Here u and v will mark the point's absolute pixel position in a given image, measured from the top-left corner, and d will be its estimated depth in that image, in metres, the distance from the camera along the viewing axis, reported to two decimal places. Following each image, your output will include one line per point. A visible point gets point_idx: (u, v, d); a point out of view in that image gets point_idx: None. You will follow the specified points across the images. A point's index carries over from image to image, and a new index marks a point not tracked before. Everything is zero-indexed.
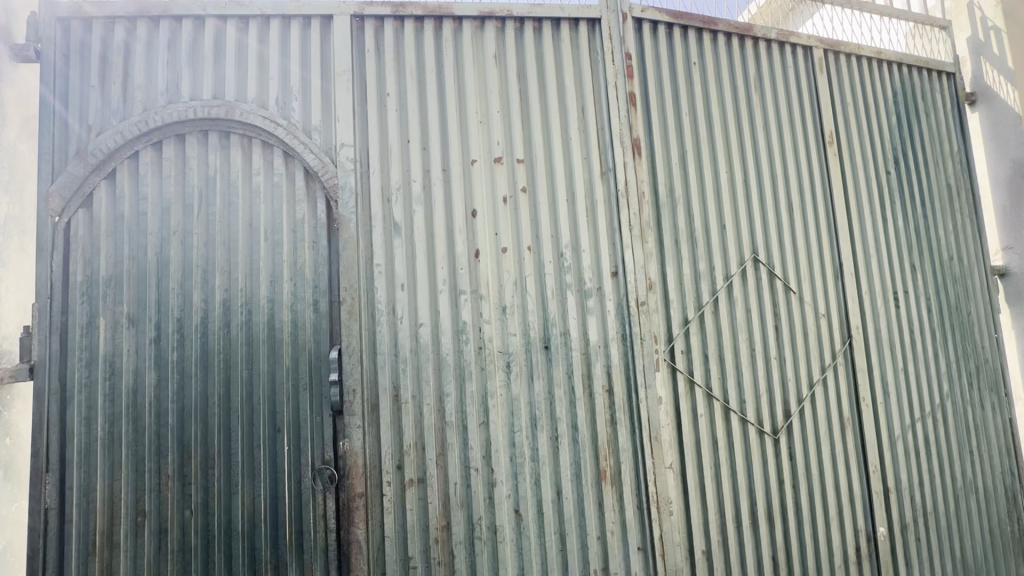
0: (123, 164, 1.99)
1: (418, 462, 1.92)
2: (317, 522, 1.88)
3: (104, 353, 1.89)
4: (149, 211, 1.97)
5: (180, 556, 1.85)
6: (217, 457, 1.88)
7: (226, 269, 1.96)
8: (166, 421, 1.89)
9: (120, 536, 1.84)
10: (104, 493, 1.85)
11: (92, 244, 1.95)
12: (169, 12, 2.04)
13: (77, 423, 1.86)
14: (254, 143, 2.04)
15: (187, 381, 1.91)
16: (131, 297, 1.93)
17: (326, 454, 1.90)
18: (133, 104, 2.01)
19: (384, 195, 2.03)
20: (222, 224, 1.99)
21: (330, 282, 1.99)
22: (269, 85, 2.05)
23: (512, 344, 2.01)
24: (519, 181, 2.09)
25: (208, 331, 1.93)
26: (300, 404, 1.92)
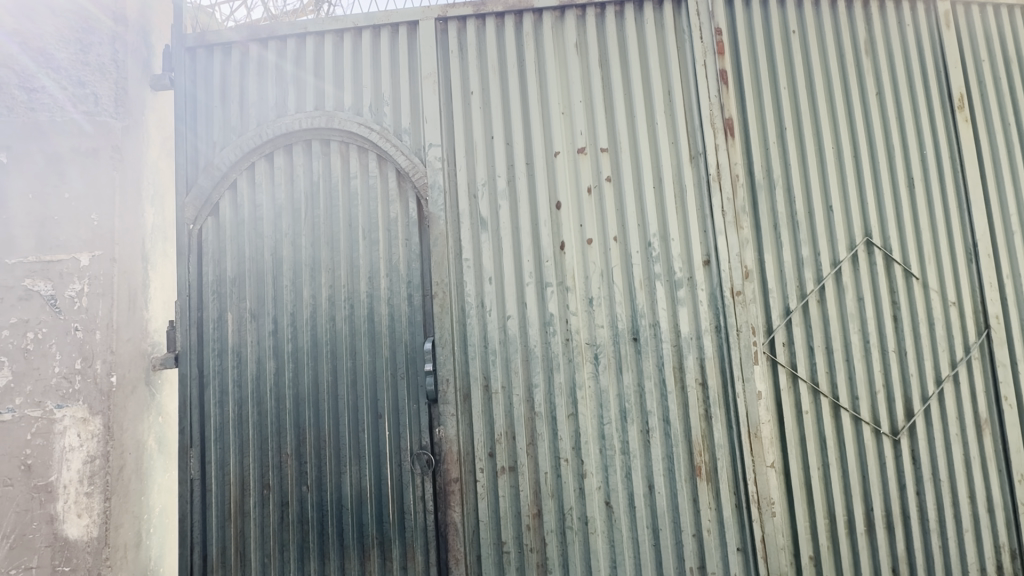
0: (242, 174, 2.22)
1: (509, 450, 1.97)
2: (417, 504, 2.00)
3: (232, 343, 2.14)
4: (264, 216, 2.19)
5: (299, 527, 2.05)
6: (328, 438, 2.06)
7: (330, 267, 2.13)
8: (284, 405, 2.09)
9: (250, 506, 2.07)
10: (236, 468, 2.09)
11: (219, 248, 2.20)
12: (276, 34, 2.23)
13: (214, 405, 2.12)
14: (351, 149, 2.18)
15: (301, 370, 2.10)
16: (252, 295, 2.16)
17: (423, 440, 2.01)
18: (248, 120, 2.23)
19: (470, 192, 2.10)
20: (326, 225, 2.15)
21: (422, 277, 2.08)
22: (363, 92, 2.18)
23: (600, 336, 1.99)
24: (603, 170, 2.06)
25: (316, 324, 2.11)
26: (399, 392, 2.04)
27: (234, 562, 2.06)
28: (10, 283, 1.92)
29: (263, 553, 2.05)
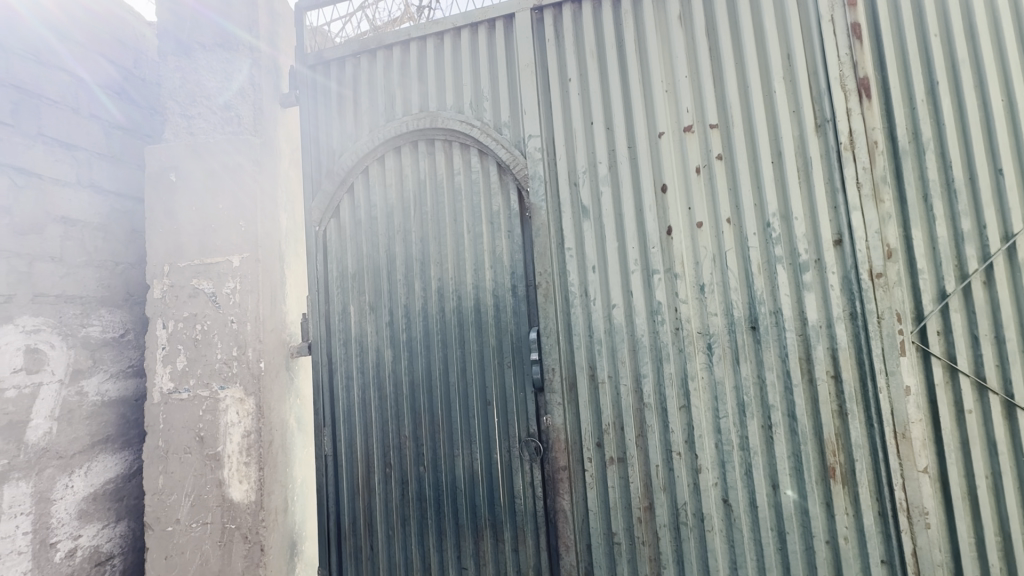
0: (358, 178, 2.41)
1: (618, 441, 1.94)
2: (526, 489, 2.05)
3: (355, 334, 2.34)
4: (378, 215, 2.35)
5: (418, 503, 2.19)
6: (441, 423, 2.18)
7: (439, 261, 2.24)
8: (402, 390, 2.24)
9: (375, 482, 2.26)
10: (362, 446, 2.29)
11: (341, 246, 2.41)
12: (383, 43, 2.38)
13: (342, 388, 2.33)
14: (454, 146, 2.26)
15: (415, 358, 2.23)
16: (371, 289, 2.33)
17: (530, 427, 2.05)
18: (362, 127, 2.41)
19: (571, 180, 2.08)
20: (433, 221, 2.26)
21: (525, 268, 2.12)
22: (464, 91, 2.25)
23: (713, 325, 1.88)
24: (713, 147, 1.93)
25: (427, 314, 2.23)
26: (506, 380, 2.10)
27: (363, 532, 2.26)
28: (182, 283, 2.27)
29: (387, 525, 2.23)
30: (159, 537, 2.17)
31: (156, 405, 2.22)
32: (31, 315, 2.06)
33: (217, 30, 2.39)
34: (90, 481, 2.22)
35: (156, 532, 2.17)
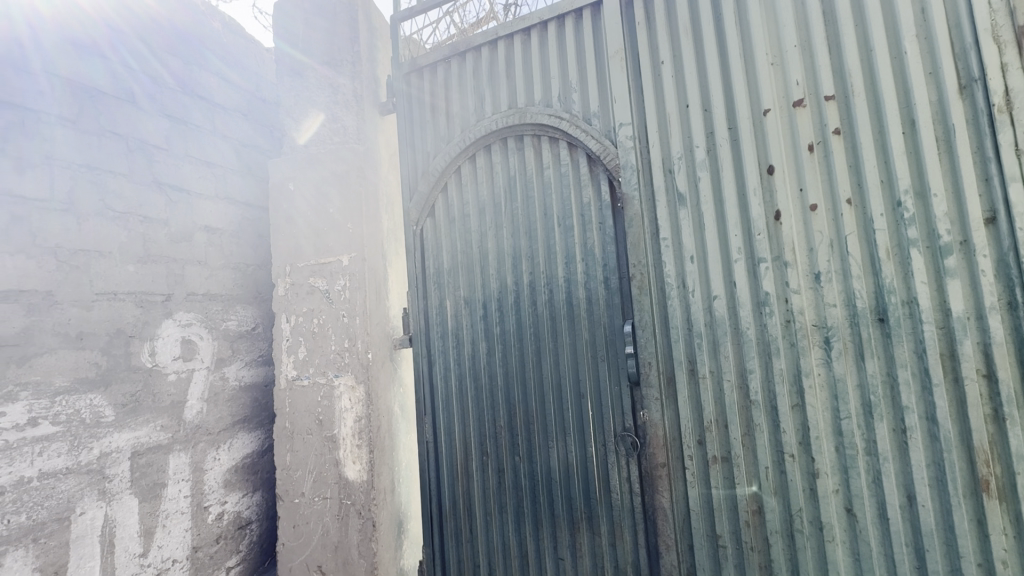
0: (452, 178, 2.50)
1: (722, 440, 1.84)
2: (623, 484, 2.02)
3: (452, 327, 2.44)
4: (471, 212, 2.43)
5: (514, 492, 2.25)
6: (535, 414, 2.21)
7: (530, 255, 2.26)
8: (496, 381, 2.31)
9: (472, 469, 2.35)
10: (460, 434, 2.39)
11: (437, 244, 2.52)
12: (472, 44, 2.44)
13: (440, 379, 2.46)
14: (543, 140, 2.27)
15: (509, 350, 2.29)
16: (465, 283, 2.42)
17: (626, 422, 2.01)
18: (454, 128, 2.49)
19: (665, 167, 2.00)
20: (524, 215, 2.29)
21: (618, 260, 2.07)
22: (552, 84, 2.24)
23: (831, 317, 1.71)
24: (829, 122, 1.75)
25: (520, 307, 2.27)
26: (600, 373, 2.08)
27: (463, 516, 2.37)
28: (301, 281, 2.51)
29: (485, 510, 2.32)
30: (289, 507, 2.44)
31: (283, 390, 2.49)
32: (184, 311, 2.41)
33: (330, 37, 2.60)
34: (233, 455, 2.55)
35: (286, 503, 2.45)
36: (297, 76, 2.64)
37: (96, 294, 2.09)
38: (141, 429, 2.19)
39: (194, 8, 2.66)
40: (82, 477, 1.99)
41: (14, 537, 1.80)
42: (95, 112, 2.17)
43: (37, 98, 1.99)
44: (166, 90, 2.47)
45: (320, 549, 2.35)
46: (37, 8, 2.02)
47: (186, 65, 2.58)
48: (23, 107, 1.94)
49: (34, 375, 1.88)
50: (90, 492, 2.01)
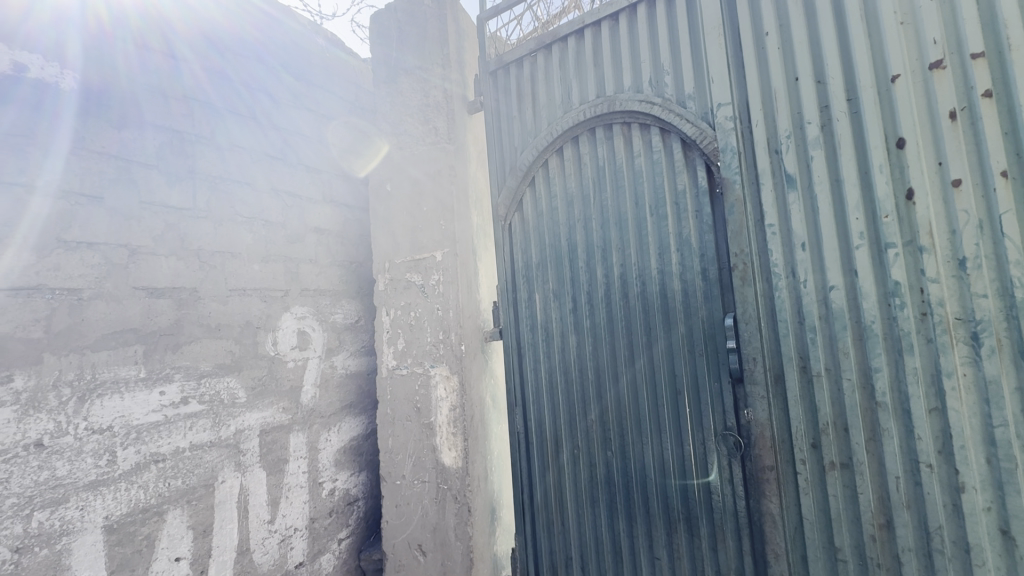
0: (539, 172, 2.51)
1: (841, 444, 1.68)
2: (725, 485, 1.92)
3: (541, 319, 2.45)
4: (559, 205, 2.42)
5: (607, 487, 2.23)
6: (628, 409, 2.16)
7: (620, 247, 2.21)
8: (587, 374, 2.29)
9: (563, 461, 2.36)
10: (551, 427, 2.40)
11: (525, 238, 2.55)
12: (558, 36, 2.42)
13: (530, 371, 2.48)
14: (633, 128, 2.20)
15: (600, 343, 2.26)
16: (554, 276, 2.42)
17: (728, 420, 1.90)
18: (541, 122, 2.49)
19: (770, 148, 1.85)
20: (613, 206, 2.24)
21: (717, 250, 1.96)
22: (642, 68, 2.16)
23: (981, 309, 1.48)
24: (977, 83, 1.51)
25: (611, 300, 2.23)
26: (698, 368, 1.98)
27: (554, 508, 2.39)
28: (399, 276, 2.66)
29: (577, 503, 2.32)
30: (391, 488, 2.61)
31: (384, 378, 2.65)
32: (299, 304, 2.66)
33: (421, 44, 2.71)
34: (342, 437, 2.78)
35: (389, 484, 2.61)
36: (389, 82, 2.79)
37: (229, 290, 2.37)
38: (267, 410, 2.46)
39: (286, 22, 2.81)
40: (223, 450, 2.28)
41: (174, 497, 2.11)
42: (215, 128, 2.42)
43: (165, 119, 2.23)
44: (274, 104, 2.70)
45: (420, 530, 2.50)
46: (162, 39, 2.27)
47: (290, 80, 2.80)
48: (167, 127, 2.24)
49: (184, 360, 2.18)
50: (229, 463, 2.30)
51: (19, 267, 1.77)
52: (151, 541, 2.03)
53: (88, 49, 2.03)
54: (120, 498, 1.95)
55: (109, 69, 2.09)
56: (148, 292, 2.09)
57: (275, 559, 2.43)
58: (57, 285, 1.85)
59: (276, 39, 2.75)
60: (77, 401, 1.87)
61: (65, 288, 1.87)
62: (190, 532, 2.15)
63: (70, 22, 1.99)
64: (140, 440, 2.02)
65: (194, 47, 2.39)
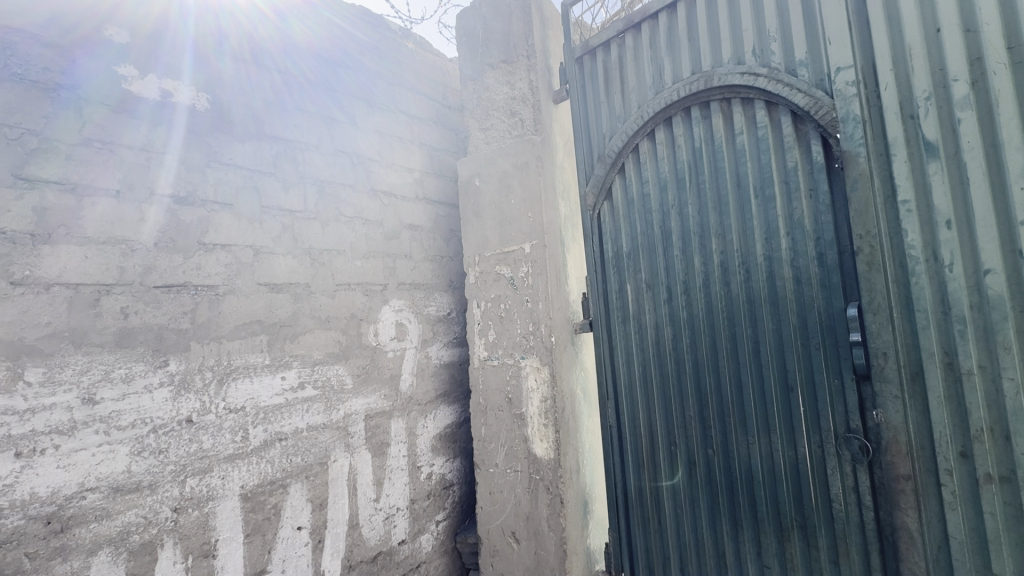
0: (629, 158, 2.41)
1: (1000, 454, 1.44)
2: (847, 493, 1.73)
3: (633, 311, 2.37)
4: (651, 191, 2.31)
5: (709, 487, 2.11)
6: (732, 407, 2.02)
7: (721, 233, 2.06)
8: (684, 368, 2.17)
9: (659, 458, 2.27)
10: (645, 422, 2.32)
11: (615, 227, 2.47)
12: (647, 13, 2.30)
13: (622, 363, 2.42)
14: (734, 103, 2.03)
15: (698, 336, 2.13)
16: (647, 266, 2.32)
17: (852, 422, 1.71)
18: (631, 105, 2.39)
19: (904, 113, 1.62)
20: (712, 189, 2.09)
21: (837, 232, 1.76)
22: (743, 37, 1.98)
23: None
24: None
25: (710, 289, 2.09)
26: (814, 363, 1.80)
27: (650, 505, 2.31)
28: (488, 269, 2.70)
29: (675, 502, 2.22)
30: (485, 475, 2.68)
31: (476, 369, 2.72)
32: (397, 297, 2.81)
33: (506, 37, 2.72)
34: (437, 424, 2.91)
35: (482, 472, 2.68)
36: (475, 78, 2.83)
37: (336, 285, 2.56)
38: (371, 396, 2.63)
39: (379, 34, 2.98)
40: (334, 432, 2.48)
41: (295, 472, 2.33)
42: (321, 136, 2.61)
43: (274, 130, 2.44)
44: (370, 109, 2.86)
45: (513, 518, 2.54)
46: (267, 58, 2.47)
47: (384, 86, 2.94)
48: (270, 138, 2.42)
49: (300, 349, 2.40)
50: (340, 444, 2.50)
51: (170, 266, 2.05)
52: (278, 510, 2.26)
53: (211, 71, 2.28)
54: (253, 470, 2.20)
55: (228, 87, 2.31)
56: (269, 287, 2.32)
57: (381, 535, 2.60)
58: (199, 282, 2.12)
59: (366, 49, 2.89)
60: (216, 384, 2.13)
61: (205, 285, 2.13)
62: (309, 505, 2.37)
63: (193, 47, 2.23)
64: (267, 420, 2.26)
65: (301, 63, 2.60)
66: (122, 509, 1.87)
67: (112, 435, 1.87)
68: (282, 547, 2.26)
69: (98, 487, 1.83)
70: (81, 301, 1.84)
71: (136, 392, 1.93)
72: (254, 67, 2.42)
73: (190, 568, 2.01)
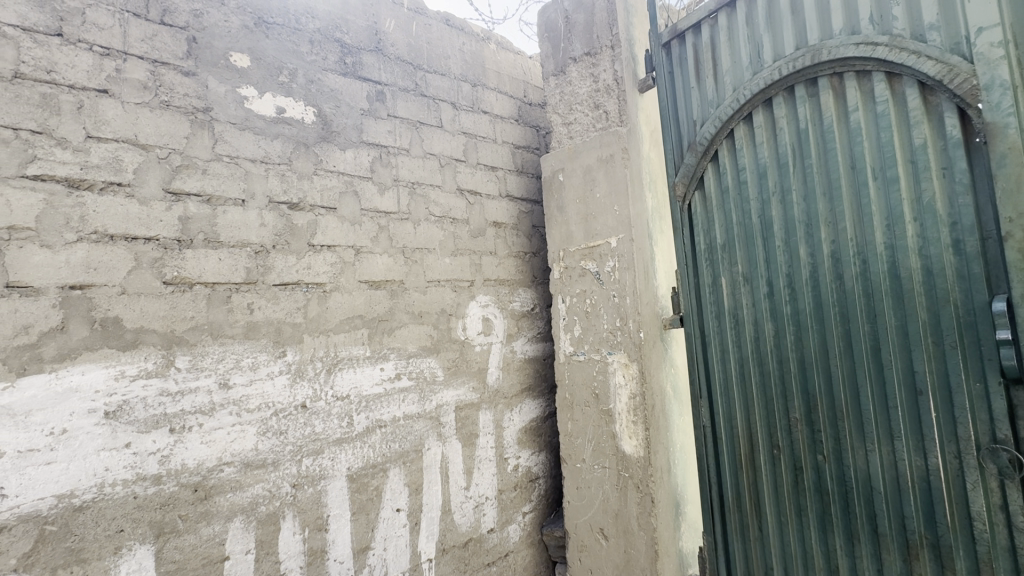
0: (723, 144, 2.28)
1: None
2: (994, 512, 1.55)
3: (728, 306, 2.25)
4: (748, 178, 2.17)
5: (818, 496, 1.95)
6: (846, 410, 1.86)
7: (832, 221, 1.90)
8: (788, 367, 2.03)
9: (760, 462, 2.14)
10: (743, 424, 2.20)
11: (707, 219, 2.35)
12: None
13: (717, 361, 2.30)
14: (847, 78, 1.85)
15: (805, 333, 1.98)
16: (744, 258, 2.19)
17: (999, 431, 1.52)
18: (725, 88, 2.26)
19: None
20: (822, 174, 1.93)
21: (979, 217, 1.56)
22: (859, 4, 1.81)
23: None
24: None
25: (820, 282, 1.93)
26: (950, 364, 1.61)
27: (750, 512, 2.19)
28: (573, 264, 2.69)
29: (778, 511, 2.08)
30: (572, 470, 2.67)
31: (561, 364, 2.72)
32: (483, 293, 2.89)
33: (589, 28, 2.69)
34: (523, 417, 2.97)
35: (569, 466, 2.69)
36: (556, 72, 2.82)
37: (428, 281, 2.69)
38: (460, 388, 2.74)
39: (462, 38, 3.07)
40: (427, 421, 2.61)
41: (394, 457, 2.49)
42: (411, 139, 2.75)
43: (369, 136, 2.60)
44: (455, 111, 2.95)
45: (601, 514, 2.53)
46: (361, 68, 2.63)
47: (467, 88, 3.03)
48: (366, 144, 2.58)
49: (397, 342, 2.55)
50: (433, 433, 2.63)
51: (286, 266, 2.26)
52: (379, 492, 2.43)
53: (316, 86, 2.47)
54: (358, 454, 2.38)
55: (330, 99, 2.50)
56: (369, 284, 2.49)
57: (471, 522, 2.70)
58: (309, 279, 2.32)
59: (449, 53, 2.99)
60: (325, 373, 2.32)
61: (314, 283, 2.33)
62: (407, 488, 2.52)
63: (299, 64, 2.44)
64: (369, 408, 2.43)
65: (392, 72, 2.74)
66: (251, 482, 2.11)
67: (242, 416, 2.11)
68: (383, 527, 2.42)
69: (233, 461, 2.07)
70: (216, 298, 2.09)
71: (260, 378, 2.16)
72: (351, 77, 2.59)
73: (307, 540, 2.22)
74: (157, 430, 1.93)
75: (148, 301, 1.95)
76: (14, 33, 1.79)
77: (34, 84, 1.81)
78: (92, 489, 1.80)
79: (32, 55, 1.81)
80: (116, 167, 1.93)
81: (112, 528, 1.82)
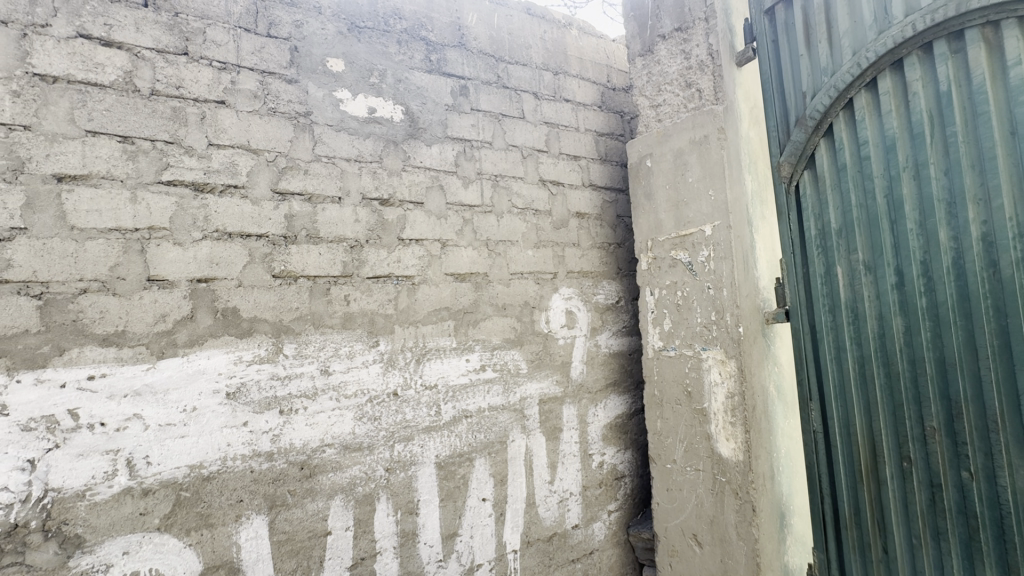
0: (839, 116, 2.02)
1: None
2: None
3: (845, 298, 2.00)
4: (871, 153, 1.91)
5: (961, 519, 1.69)
6: (1001, 420, 1.58)
7: (982, 198, 1.62)
8: (923, 369, 1.76)
9: (886, 475, 1.89)
10: (864, 431, 1.96)
11: (820, 201, 2.11)
12: None
13: (831, 360, 2.07)
14: (1007, 26, 1.56)
15: (946, 330, 1.70)
16: (866, 244, 1.94)
17: None
18: (842, 53, 2.00)
19: None
20: (969, 143, 1.64)
21: None
22: None
23: None
24: None
25: (966, 270, 1.65)
26: None
27: (872, 531, 1.94)
28: (663, 254, 2.54)
29: (910, 532, 1.83)
30: (661, 471, 2.54)
31: (650, 359, 2.58)
32: (566, 285, 2.83)
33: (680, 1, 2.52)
34: (608, 413, 2.88)
35: (658, 467, 2.56)
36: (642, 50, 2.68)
37: (511, 274, 2.69)
38: (544, 381, 2.71)
39: (544, 26, 3.01)
40: (511, 413, 2.62)
41: (479, 447, 2.52)
42: (494, 132, 2.75)
43: (454, 131, 2.64)
44: (537, 100, 2.91)
45: (695, 519, 2.38)
46: (446, 63, 2.68)
47: (550, 76, 2.97)
48: (450, 138, 2.62)
49: (482, 334, 2.57)
50: (517, 425, 2.63)
51: (378, 259, 2.36)
52: (466, 480, 2.48)
53: (404, 85, 2.55)
54: (446, 442, 2.45)
55: (416, 95, 2.57)
56: (454, 277, 2.54)
57: (556, 516, 2.68)
58: (399, 272, 2.40)
59: (531, 41, 2.95)
60: (414, 362, 2.40)
61: (404, 275, 2.41)
62: (491, 479, 2.54)
63: (389, 64, 2.53)
64: (455, 398, 2.49)
65: (474, 66, 2.76)
66: (350, 464, 2.24)
67: (341, 401, 2.24)
68: (470, 515, 2.47)
69: (333, 443, 2.21)
70: (317, 290, 2.23)
71: (357, 366, 2.28)
72: (436, 74, 2.64)
73: (399, 522, 2.31)
74: (269, 411, 2.11)
75: (260, 293, 2.12)
76: (150, 55, 2.02)
77: (166, 99, 2.03)
78: (217, 461, 2.00)
79: (164, 74, 2.04)
80: (232, 171, 2.12)
81: (233, 498, 2.02)
